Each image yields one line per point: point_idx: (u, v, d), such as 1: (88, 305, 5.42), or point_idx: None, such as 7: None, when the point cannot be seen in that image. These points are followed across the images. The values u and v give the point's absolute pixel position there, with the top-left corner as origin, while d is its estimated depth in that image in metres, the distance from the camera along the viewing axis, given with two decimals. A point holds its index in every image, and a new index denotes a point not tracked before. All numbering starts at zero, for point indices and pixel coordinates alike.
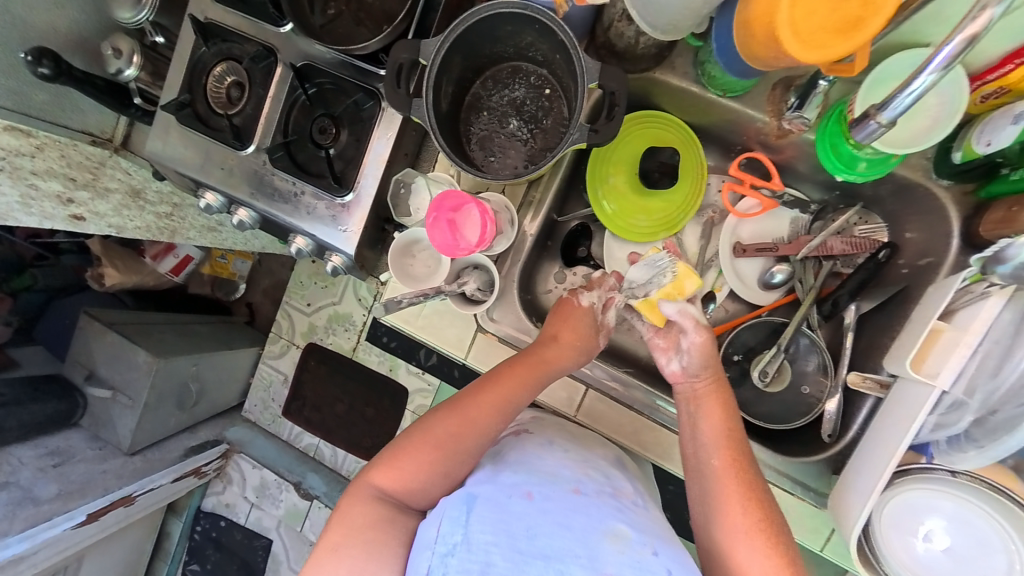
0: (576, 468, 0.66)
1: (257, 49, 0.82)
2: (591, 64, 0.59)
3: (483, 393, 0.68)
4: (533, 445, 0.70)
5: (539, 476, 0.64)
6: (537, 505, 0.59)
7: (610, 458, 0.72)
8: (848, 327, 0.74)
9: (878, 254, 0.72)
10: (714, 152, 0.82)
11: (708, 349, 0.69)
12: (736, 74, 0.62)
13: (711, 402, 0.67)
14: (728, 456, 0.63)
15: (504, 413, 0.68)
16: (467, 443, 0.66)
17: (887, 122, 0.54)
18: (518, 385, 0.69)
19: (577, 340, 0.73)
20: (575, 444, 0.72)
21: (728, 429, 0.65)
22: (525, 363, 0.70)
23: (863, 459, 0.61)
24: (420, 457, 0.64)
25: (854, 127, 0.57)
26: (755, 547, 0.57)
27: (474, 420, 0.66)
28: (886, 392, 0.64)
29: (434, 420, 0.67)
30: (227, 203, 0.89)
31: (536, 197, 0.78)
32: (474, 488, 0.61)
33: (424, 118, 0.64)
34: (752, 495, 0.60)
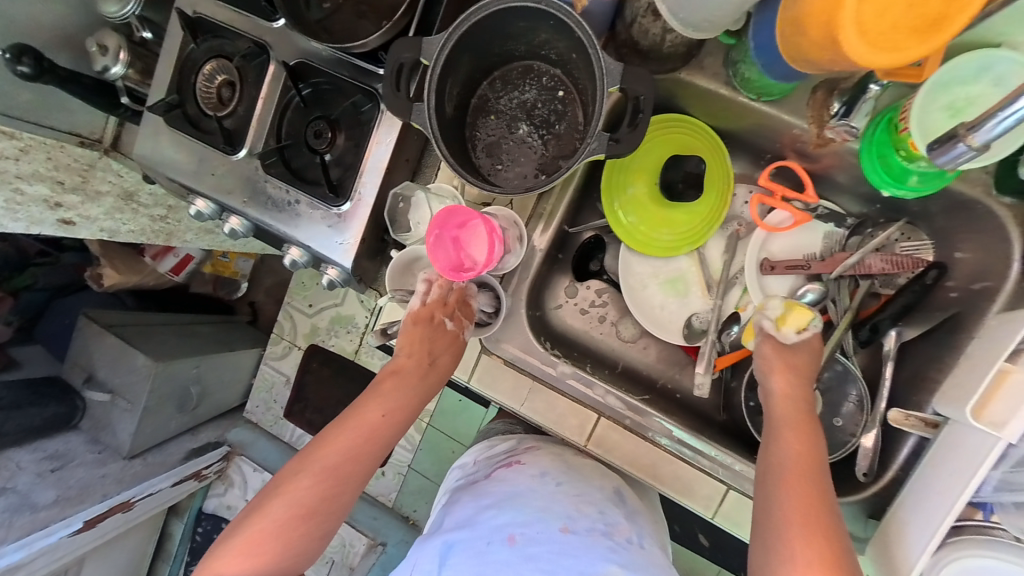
0: (570, 504, 0.62)
1: (250, 46, 0.77)
2: (613, 64, 0.53)
3: (364, 413, 0.64)
4: (524, 477, 0.66)
5: (524, 513, 0.60)
6: (519, 552, 0.56)
7: (608, 491, 0.68)
8: (888, 355, 0.67)
9: (924, 275, 0.66)
10: (742, 159, 0.76)
11: (778, 362, 0.65)
12: (777, 77, 0.55)
13: (799, 430, 0.59)
14: (808, 484, 0.54)
15: (378, 446, 0.64)
16: (353, 471, 0.62)
17: (978, 146, 0.46)
18: (390, 413, 0.66)
19: (443, 352, 0.70)
20: (569, 474, 0.68)
21: (816, 461, 0.56)
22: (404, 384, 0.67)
23: (914, 504, 0.55)
24: (301, 491, 0.59)
25: (934, 149, 0.49)
26: None
27: (358, 445, 0.62)
28: (934, 432, 0.58)
29: (321, 448, 0.61)
30: (219, 210, 0.83)
31: (547, 210, 0.71)
32: (453, 534, 0.60)
33: (425, 125, 0.59)
34: (828, 532, 0.51)
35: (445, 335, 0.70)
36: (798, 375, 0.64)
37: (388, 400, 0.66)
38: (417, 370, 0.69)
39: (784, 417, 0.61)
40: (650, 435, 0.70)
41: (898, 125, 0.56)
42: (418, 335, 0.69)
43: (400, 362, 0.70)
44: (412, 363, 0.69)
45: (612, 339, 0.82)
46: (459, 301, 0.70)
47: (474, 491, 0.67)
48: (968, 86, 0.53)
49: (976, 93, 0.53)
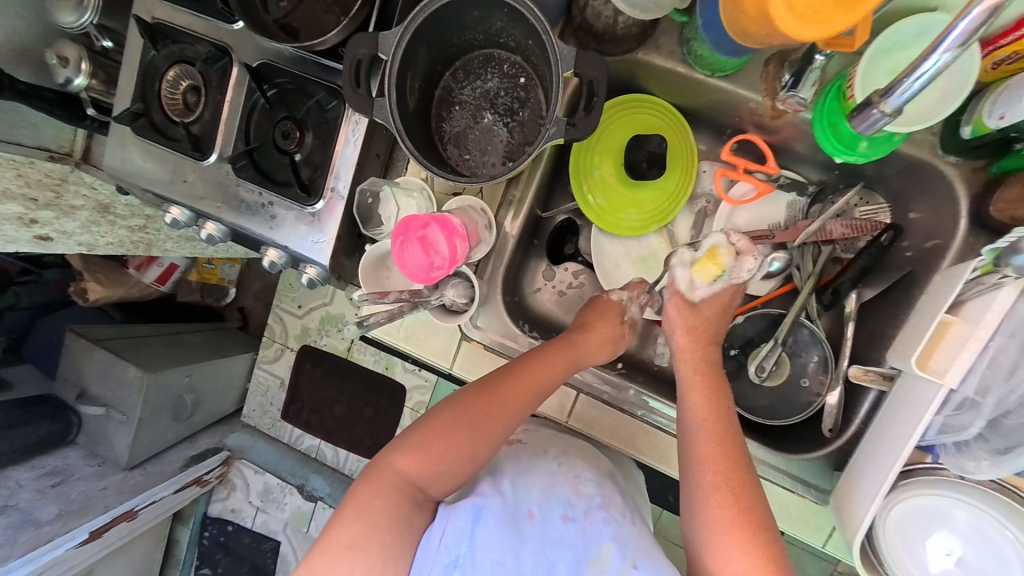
0: (568, 487, 0.66)
1: (209, 50, 0.77)
2: (565, 49, 0.54)
3: (523, 374, 0.65)
4: (529, 458, 0.69)
5: (535, 496, 0.64)
6: (537, 530, 0.60)
7: (602, 470, 0.70)
8: (849, 316, 0.70)
9: (880, 238, 0.69)
10: (705, 135, 0.78)
11: (691, 325, 0.69)
12: (726, 53, 0.57)
13: (698, 390, 0.64)
14: (720, 453, 0.59)
15: (531, 402, 0.65)
16: (489, 424, 0.63)
17: (892, 111, 0.49)
18: (548, 373, 0.66)
19: (608, 329, 0.71)
20: (568, 451, 0.71)
21: (719, 419, 0.61)
22: (563, 351, 0.67)
23: (868, 458, 0.58)
24: (441, 430, 0.62)
25: (855, 116, 0.53)
26: (743, 553, 0.54)
27: (498, 399, 0.63)
28: (890, 384, 0.62)
29: (462, 399, 0.64)
30: (194, 217, 0.83)
31: (516, 197, 0.73)
32: (483, 499, 0.60)
33: (388, 119, 0.59)
34: (742, 500, 0.56)
35: (614, 313, 0.73)
36: (705, 334, 0.68)
37: (541, 370, 0.66)
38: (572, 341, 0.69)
39: (683, 382, 0.66)
40: (628, 407, 0.72)
41: (845, 92, 0.57)
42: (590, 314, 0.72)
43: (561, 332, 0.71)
44: (571, 334, 0.69)
45: None
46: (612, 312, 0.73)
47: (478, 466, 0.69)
48: (908, 51, 0.55)
49: (918, 57, 0.55)
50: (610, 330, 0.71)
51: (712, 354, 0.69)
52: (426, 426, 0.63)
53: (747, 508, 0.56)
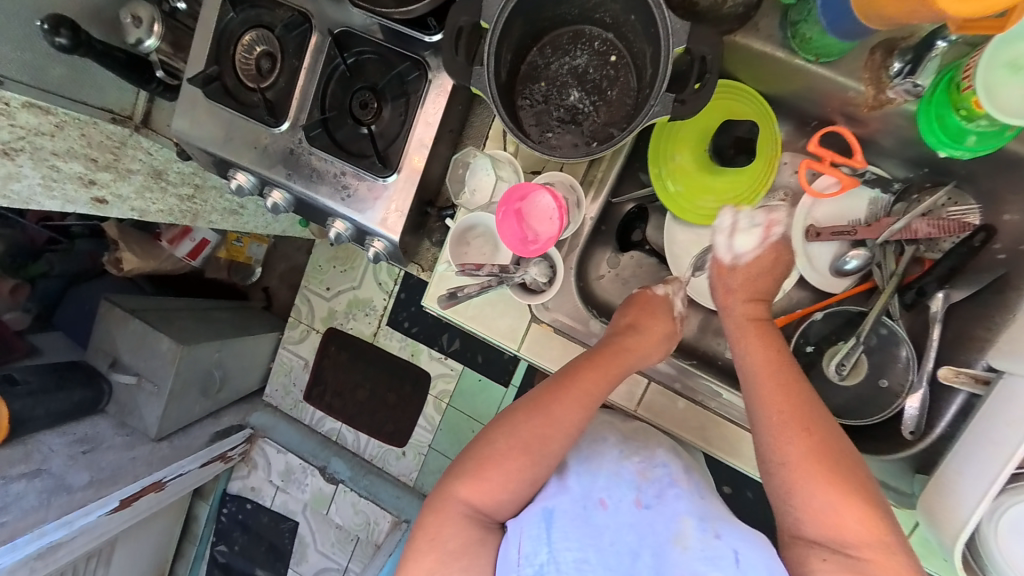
0: (634, 471, 0.63)
1: (290, 15, 0.75)
2: (678, 24, 0.53)
3: (572, 383, 0.61)
4: (591, 442, 0.68)
5: (604, 480, 0.62)
6: (614, 515, 0.58)
7: (666, 447, 0.69)
8: (935, 316, 0.68)
9: (973, 238, 0.67)
10: (787, 125, 0.76)
11: (748, 273, 0.66)
12: (839, 35, 0.56)
13: (753, 337, 0.62)
14: (783, 394, 0.57)
15: (583, 416, 0.60)
16: (549, 443, 0.59)
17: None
18: (596, 383, 0.61)
19: (657, 321, 0.67)
20: (628, 438, 0.69)
21: (777, 362, 0.60)
22: (609, 358, 0.63)
23: (967, 459, 0.57)
24: (501, 456, 0.58)
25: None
26: (827, 493, 0.52)
27: (553, 417, 0.59)
28: (984, 388, 0.61)
29: (516, 420, 0.59)
30: (259, 183, 0.83)
31: (597, 177, 0.72)
32: (550, 500, 0.58)
33: (486, 88, 0.58)
34: (815, 438, 0.54)
35: (659, 308, 0.68)
36: (748, 290, 0.66)
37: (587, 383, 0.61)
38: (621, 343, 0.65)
39: (734, 331, 0.64)
40: (699, 398, 0.72)
41: (959, 84, 0.56)
42: (632, 311, 0.68)
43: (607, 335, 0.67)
44: (619, 335, 0.66)
45: None
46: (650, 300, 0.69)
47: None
48: None
49: None
50: (662, 326, 0.67)
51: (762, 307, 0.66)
52: (481, 447, 0.59)
53: (822, 445, 0.54)
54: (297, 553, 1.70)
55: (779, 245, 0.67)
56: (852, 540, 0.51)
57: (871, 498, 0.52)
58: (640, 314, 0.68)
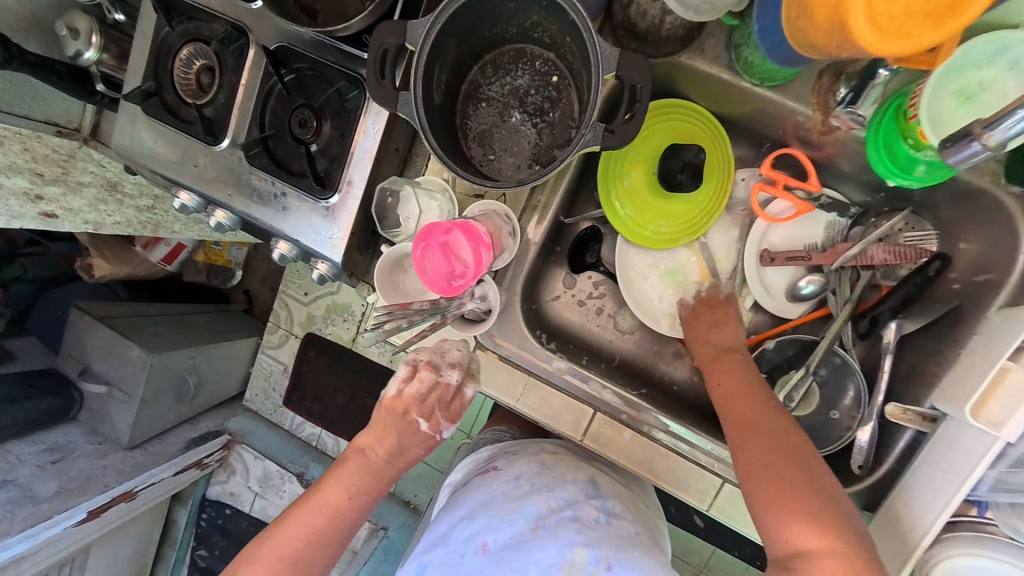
0: (540, 501, 0.62)
1: (226, 29, 0.73)
2: (607, 50, 0.50)
3: (337, 482, 0.63)
4: (498, 482, 0.67)
5: (493, 518, 0.60)
6: (491, 559, 0.56)
7: (581, 482, 0.67)
8: (887, 347, 0.66)
9: (927, 267, 0.64)
10: (743, 146, 0.73)
11: (701, 319, 0.70)
12: (780, 61, 0.54)
13: (716, 366, 0.63)
14: (743, 412, 0.56)
15: (345, 515, 0.62)
16: (309, 560, 0.59)
17: (994, 145, 0.45)
18: (358, 483, 0.63)
19: (408, 437, 0.65)
20: (544, 474, 0.67)
21: (741, 385, 0.59)
22: (368, 471, 0.64)
23: (904, 503, 0.56)
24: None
25: (946, 148, 0.47)
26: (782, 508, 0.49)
27: (311, 534, 0.60)
28: (931, 426, 0.59)
29: (280, 536, 0.59)
30: (203, 203, 0.80)
31: (541, 202, 0.70)
32: (426, 554, 0.61)
33: (412, 115, 0.56)
34: (771, 452, 0.51)
35: (416, 434, 0.65)
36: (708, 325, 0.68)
37: (355, 480, 0.63)
38: (385, 458, 0.65)
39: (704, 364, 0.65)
40: (646, 429, 0.70)
41: (907, 111, 0.53)
42: (385, 424, 0.65)
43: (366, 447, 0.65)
44: (377, 453, 0.64)
45: (609, 332, 0.80)
46: (440, 401, 0.65)
47: (453, 503, 0.68)
48: (981, 70, 0.51)
49: (989, 78, 0.51)
50: (404, 436, 0.65)
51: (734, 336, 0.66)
52: (251, 556, 0.59)
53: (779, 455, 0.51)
54: None
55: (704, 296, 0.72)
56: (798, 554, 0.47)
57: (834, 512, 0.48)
58: (406, 429, 0.65)
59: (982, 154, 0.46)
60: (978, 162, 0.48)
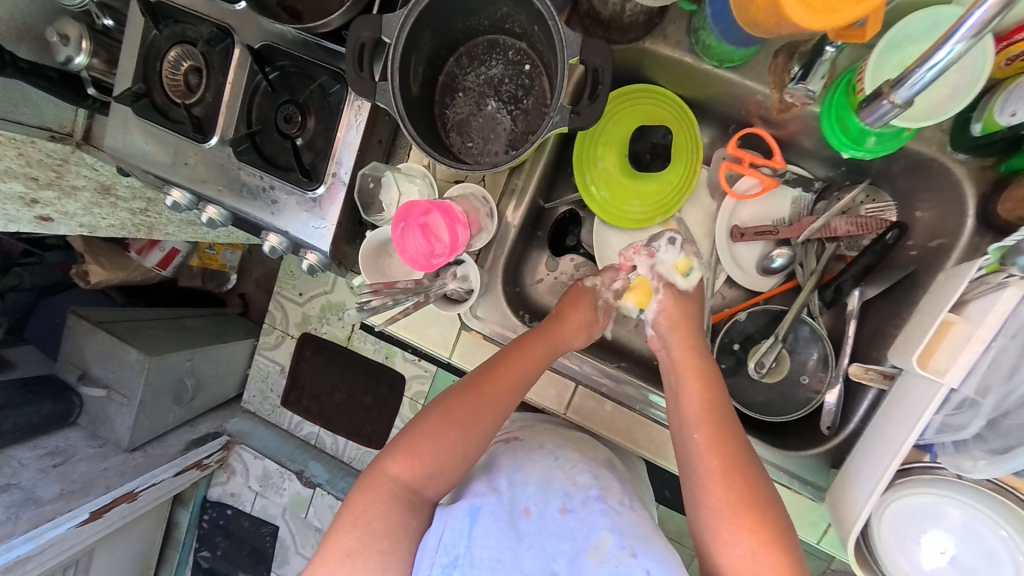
0: (565, 479, 0.66)
1: (212, 30, 0.76)
2: (571, 37, 0.54)
3: (520, 351, 0.67)
4: (525, 451, 0.70)
5: (533, 487, 0.65)
6: (533, 524, 0.61)
7: (601, 459, 0.71)
8: (851, 313, 0.70)
9: (885, 236, 0.68)
10: (711, 128, 0.76)
11: (676, 315, 0.70)
12: (734, 42, 0.57)
13: (692, 383, 0.64)
14: (717, 443, 0.59)
15: (520, 387, 0.66)
16: (500, 405, 0.65)
17: (901, 103, 0.49)
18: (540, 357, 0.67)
19: (582, 324, 0.71)
20: (566, 446, 0.71)
21: (714, 413, 0.61)
22: (541, 341, 0.67)
23: (864, 455, 0.59)
24: (465, 406, 0.64)
25: (863, 108, 0.52)
26: (747, 533, 0.54)
27: (508, 381, 0.65)
28: (890, 384, 0.62)
29: (452, 398, 0.64)
30: (196, 200, 0.83)
31: (518, 185, 0.73)
32: (478, 499, 0.63)
33: (391, 104, 0.59)
34: (746, 490, 0.56)
35: (584, 313, 0.72)
36: (686, 329, 0.69)
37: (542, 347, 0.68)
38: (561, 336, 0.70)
39: (680, 376, 0.66)
40: (627, 399, 0.73)
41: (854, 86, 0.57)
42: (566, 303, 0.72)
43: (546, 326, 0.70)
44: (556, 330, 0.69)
45: None
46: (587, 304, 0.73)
47: (481, 468, 0.71)
48: (921, 44, 0.54)
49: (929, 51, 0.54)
50: (581, 318, 0.71)
51: (701, 349, 0.68)
52: (457, 389, 0.65)
53: (746, 492, 0.56)
54: (279, 558, 1.65)
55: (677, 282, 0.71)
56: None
57: (788, 543, 0.54)
58: (576, 313, 0.71)
59: (892, 109, 0.50)
60: (896, 117, 0.51)
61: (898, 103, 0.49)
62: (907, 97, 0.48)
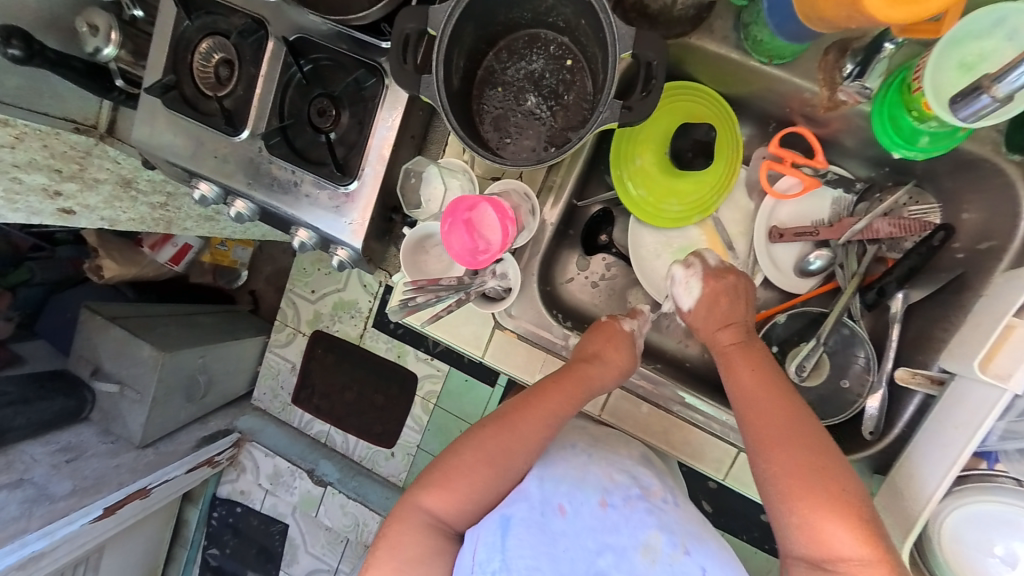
0: (601, 473, 0.64)
1: (245, 22, 0.74)
2: (624, 29, 0.52)
3: (557, 388, 0.65)
4: (554, 447, 0.68)
5: (566, 482, 0.62)
6: (571, 522, 0.58)
7: (637, 456, 0.69)
8: (894, 317, 0.68)
9: (932, 238, 0.66)
10: (749, 126, 0.75)
11: (711, 301, 0.68)
12: (788, 37, 0.56)
13: (739, 362, 0.63)
14: (768, 416, 0.57)
15: (554, 426, 0.64)
16: (537, 444, 0.63)
17: (1002, 97, 0.47)
18: (574, 394, 0.65)
19: (620, 360, 0.68)
20: (597, 444, 0.69)
21: (767, 384, 0.59)
22: (579, 380, 0.65)
23: (916, 458, 0.58)
24: (502, 445, 0.61)
25: (955, 103, 0.50)
26: (816, 507, 0.51)
27: (545, 421, 0.63)
28: (939, 389, 0.61)
29: (484, 435, 0.62)
30: (223, 193, 0.82)
31: (556, 183, 0.72)
32: (509, 507, 0.58)
33: (434, 97, 0.58)
34: (807, 458, 0.53)
35: (624, 350, 0.69)
36: (725, 311, 0.67)
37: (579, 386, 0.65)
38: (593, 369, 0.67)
39: (724, 358, 0.65)
40: (663, 401, 0.72)
41: (910, 84, 0.56)
42: (592, 332, 0.70)
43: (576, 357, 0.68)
44: (590, 362, 0.67)
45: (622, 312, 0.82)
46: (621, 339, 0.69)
47: None
48: (981, 41, 0.53)
49: (989, 48, 0.53)
50: (620, 357, 0.68)
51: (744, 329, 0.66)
52: (492, 424, 0.63)
53: (808, 460, 0.53)
54: (288, 557, 1.64)
55: (715, 279, 0.68)
56: (838, 560, 0.50)
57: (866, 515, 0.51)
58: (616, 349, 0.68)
59: (993, 104, 0.48)
60: (989, 113, 0.50)
61: (1005, 96, 0.47)
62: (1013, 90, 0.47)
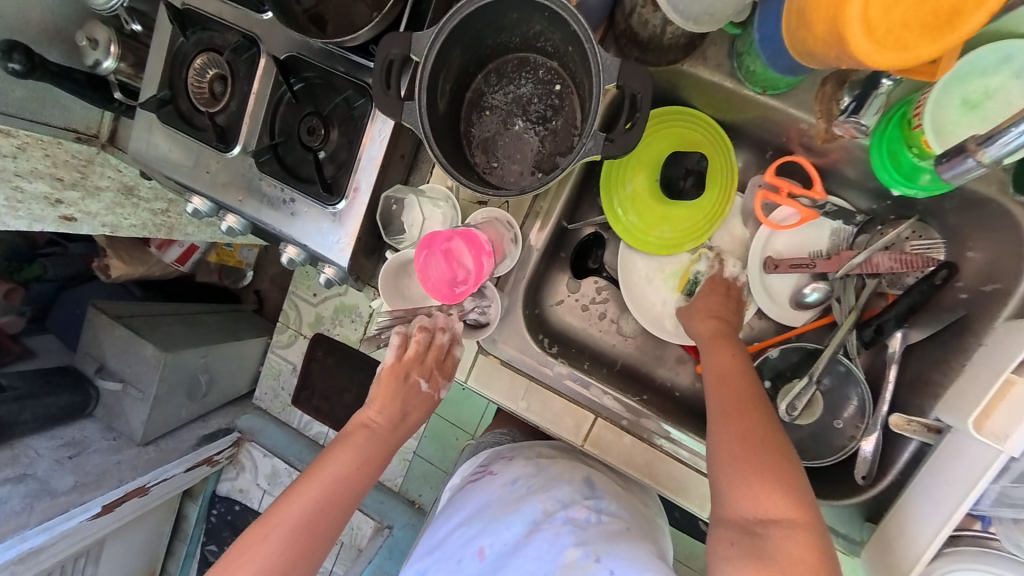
0: (540, 502, 0.63)
1: (238, 39, 0.75)
2: (608, 60, 0.51)
3: (365, 439, 0.67)
4: (495, 486, 0.70)
5: (490, 523, 0.63)
6: (488, 564, 0.59)
7: (577, 482, 0.68)
8: (893, 356, 0.65)
9: (934, 275, 0.63)
10: (747, 154, 0.73)
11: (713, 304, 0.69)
12: (781, 70, 0.54)
13: (718, 345, 0.63)
14: (732, 393, 0.57)
15: (362, 477, 0.64)
16: (347, 496, 0.62)
17: (989, 162, 0.46)
18: (377, 446, 0.67)
19: (415, 410, 0.71)
20: (540, 474, 0.69)
21: (738, 368, 0.60)
22: (380, 436, 0.68)
23: (907, 511, 0.57)
24: (308, 502, 0.60)
25: (942, 162, 0.49)
26: (750, 471, 0.50)
27: (350, 471, 0.63)
28: (935, 437, 0.59)
29: (286, 504, 0.60)
30: (216, 207, 0.82)
31: (544, 208, 0.71)
32: (427, 562, 0.64)
33: (417, 124, 0.56)
34: (754, 427, 0.53)
35: (417, 396, 0.71)
36: (710, 309, 0.68)
37: (379, 441, 0.67)
38: (387, 425, 0.69)
39: (703, 340, 0.66)
40: (647, 434, 0.71)
41: (911, 119, 0.53)
42: (388, 392, 0.70)
43: (370, 417, 0.69)
44: (382, 419, 0.69)
45: (612, 337, 0.81)
46: (436, 360, 0.69)
47: (451, 507, 0.71)
48: (986, 78, 0.51)
49: (995, 85, 0.50)
50: (410, 409, 0.71)
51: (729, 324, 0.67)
52: (294, 491, 0.61)
53: (753, 432, 0.53)
54: None
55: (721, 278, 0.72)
56: (767, 521, 0.47)
57: (797, 485, 0.49)
58: (405, 398, 0.70)
59: (977, 168, 0.47)
60: (974, 176, 0.49)
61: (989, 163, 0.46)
62: (999, 157, 0.45)
